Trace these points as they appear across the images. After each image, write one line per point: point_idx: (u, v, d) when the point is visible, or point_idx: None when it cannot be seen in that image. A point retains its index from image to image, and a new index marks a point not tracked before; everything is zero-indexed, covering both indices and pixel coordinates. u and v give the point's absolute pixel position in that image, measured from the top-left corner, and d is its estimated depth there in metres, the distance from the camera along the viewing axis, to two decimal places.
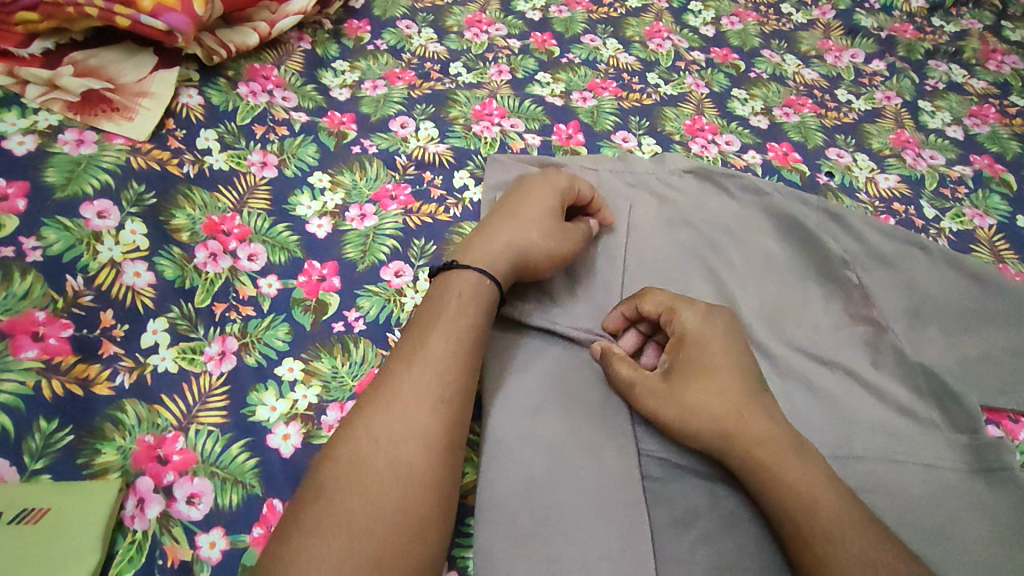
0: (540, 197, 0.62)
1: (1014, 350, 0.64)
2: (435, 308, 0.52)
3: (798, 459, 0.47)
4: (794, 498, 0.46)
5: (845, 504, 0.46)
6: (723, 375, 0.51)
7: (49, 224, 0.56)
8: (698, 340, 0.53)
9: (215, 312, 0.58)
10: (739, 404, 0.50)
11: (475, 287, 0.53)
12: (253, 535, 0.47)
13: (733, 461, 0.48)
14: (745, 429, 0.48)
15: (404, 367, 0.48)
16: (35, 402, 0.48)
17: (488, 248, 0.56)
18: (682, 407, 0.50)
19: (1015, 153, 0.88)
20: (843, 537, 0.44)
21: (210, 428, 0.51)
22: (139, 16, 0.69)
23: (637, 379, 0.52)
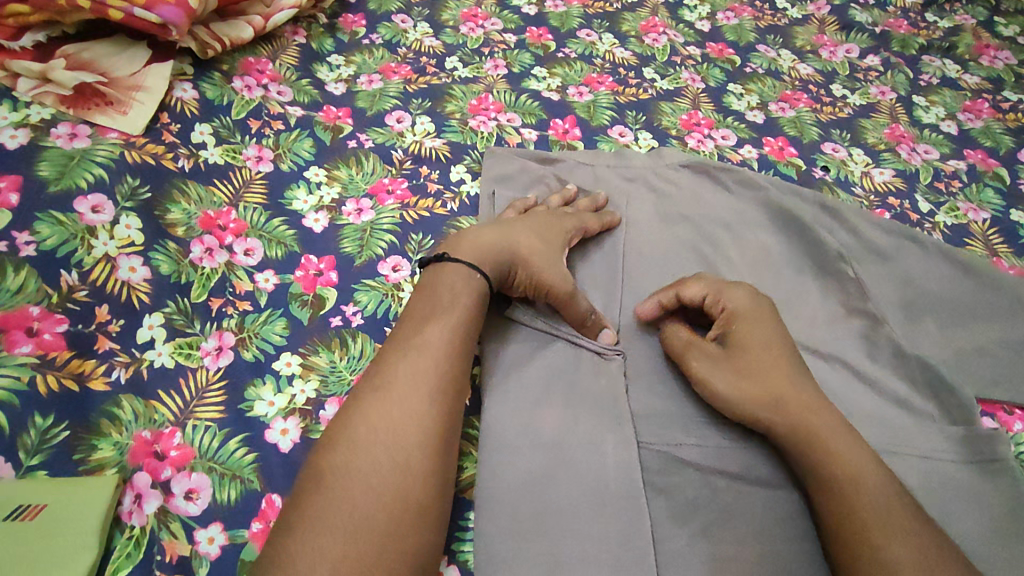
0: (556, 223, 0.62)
1: (1008, 342, 0.65)
2: (428, 300, 0.53)
3: (847, 438, 0.49)
4: (843, 478, 0.46)
5: (890, 488, 0.46)
6: (774, 352, 0.53)
7: (43, 219, 0.56)
8: (755, 318, 0.55)
9: (211, 308, 0.57)
10: (790, 378, 0.52)
11: (465, 280, 0.53)
12: (252, 530, 0.47)
13: (783, 434, 0.50)
14: (794, 402, 0.50)
15: (398, 357, 0.48)
16: (29, 397, 0.47)
17: (488, 243, 0.56)
18: (735, 372, 0.52)
19: (1008, 147, 0.89)
20: (887, 508, 0.45)
21: (207, 424, 0.51)
22: (133, 9, 0.68)
23: (695, 343, 0.55)
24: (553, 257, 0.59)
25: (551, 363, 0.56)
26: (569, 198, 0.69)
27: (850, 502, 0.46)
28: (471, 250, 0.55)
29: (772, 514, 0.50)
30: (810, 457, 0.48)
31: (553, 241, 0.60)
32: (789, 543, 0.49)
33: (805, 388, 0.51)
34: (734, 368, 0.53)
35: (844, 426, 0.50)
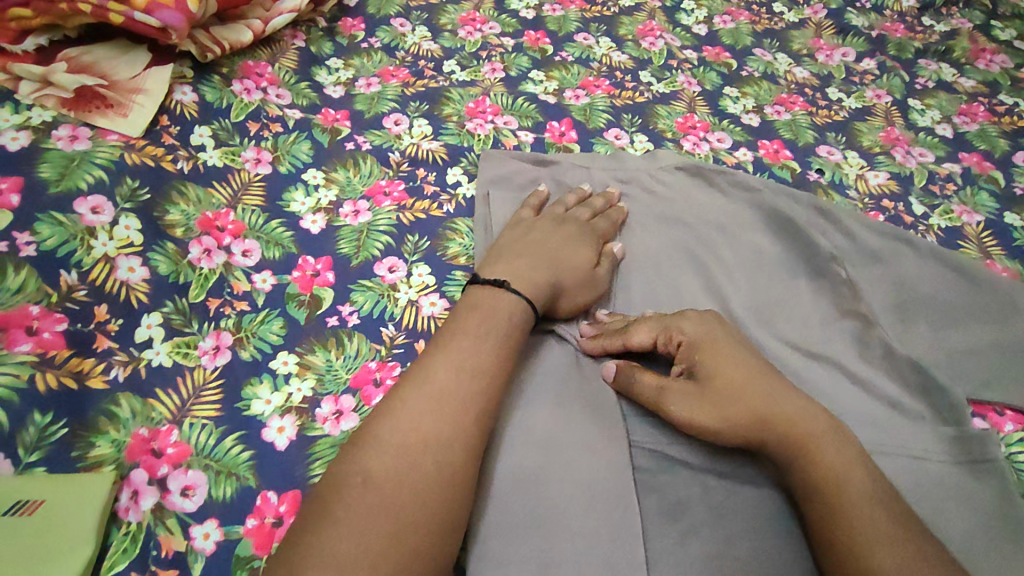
0: (579, 238, 0.63)
1: (1000, 343, 0.65)
2: (483, 314, 0.52)
3: (833, 441, 0.49)
4: (824, 477, 0.47)
5: (874, 488, 0.47)
6: (741, 370, 0.52)
7: (44, 220, 0.56)
8: (708, 339, 0.55)
9: (209, 307, 0.58)
10: (764, 388, 0.51)
11: (522, 313, 0.54)
12: (247, 526, 0.48)
13: (772, 449, 0.50)
14: (778, 414, 0.50)
15: (451, 365, 0.48)
16: (29, 395, 0.48)
17: (535, 278, 0.56)
18: (709, 405, 0.51)
19: (1003, 150, 0.89)
20: (867, 507, 0.45)
21: (204, 421, 0.52)
22: (133, 13, 0.69)
23: (665, 386, 0.53)
24: (589, 282, 0.61)
25: (568, 372, 0.56)
26: (582, 197, 0.70)
27: (836, 508, 0.46)
28: (525, 286, 0.55)
29: (761, 514, 0.51)
30: (798, 465, 0.49)
31: (585, 263, 0.61)
32: (778, 542, 0.49)
33: (781, 395, 0.51)
34: (708, 399, 0.51)
35: (836, 430, 0.50)
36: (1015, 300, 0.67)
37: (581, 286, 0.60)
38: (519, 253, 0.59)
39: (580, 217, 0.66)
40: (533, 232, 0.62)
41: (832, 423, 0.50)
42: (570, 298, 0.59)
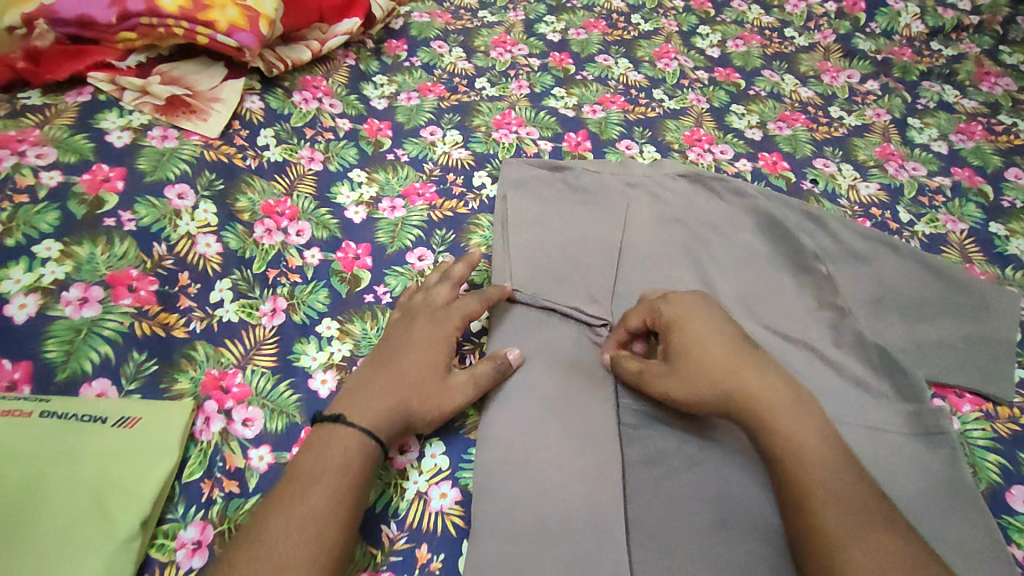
0: (429, 342, 0.61)
1: (969, 337, 0.70)
2: (319, 459, 0.52)
3: (787, 410, 0.54)
4: (775, 442, 0.53)
5: (825, 451, 0.52)
6: (705, 348, 0.58)
7: (141, 202, 0.69)
8: (684, 319, 0.60)
9: (268, 277, 0.69)
10: (727, 364, 0.56)
11: (358, 445, 0.54)
12: (292, 453, 0.58)
13: (736, 416, 0.56)
14: (737, 388, 0.56)
15: (284, 520, 0.48)
16: (130, 338, 0.61)
17: (373, 405, 0.56)
18: (683, 381, 0.57)
19: (996, 166, 0.94)
20: (817, 466, 0.51)
21: (263, 369, 0.63)
22: (216, 35, 0.80)
23: (644, 369, 0.60)
24: (439, 388, 0.59)
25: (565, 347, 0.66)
26: (446, 271, 0.69)
27: (789, 475, 0.51)
28: (362, 415, 0.55)
29: (729, 466, 0.58)
30: (755, 431, 0.54)
31: (434, 369, 0.60)
32: (743, 489, 0.57)
33: (748, 372, 0.56)
34: (680, 376, 0.57)
35: (797, 403, 0.55)
36: (985, 299, 0.74)
37: (431, 398, 0.58)
38: (366, 378, 0.59)
39: (434, 303, 0.65)
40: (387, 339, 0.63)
41: (789, 395, 0.55)
42: (422, 413, 0.57)
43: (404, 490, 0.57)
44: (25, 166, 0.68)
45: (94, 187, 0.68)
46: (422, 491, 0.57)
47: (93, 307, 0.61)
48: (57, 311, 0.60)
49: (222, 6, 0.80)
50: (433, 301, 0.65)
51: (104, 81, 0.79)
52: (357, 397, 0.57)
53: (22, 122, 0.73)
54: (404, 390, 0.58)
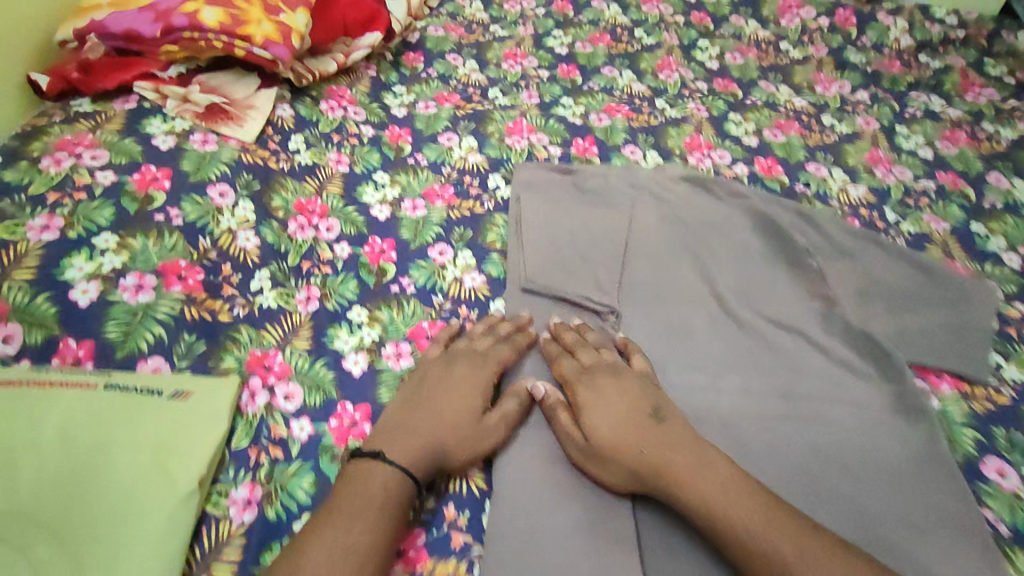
0: (466, 387, 0.64)
1: (948, 325, 0.76)
2: (359, 493, 0.55)
3: (702, 476, 0.56)
4: (702, 516, 0.55)
5: (752, 510, 0.54)
6: (615, 427, 0.60)
7: (187, 200, 0.75)
8: (597, 393, 0.63)
9: (303, 269, 0.76)
10: (637, 441, 0.59)
11: (397, 482, 0.56)
12: (330, 425, 0.64)
13: (660, 495, 0.57)
14: (652, 464, 0.58)
15: (325, 552, 0.50)
16: (180, 321, 0.67)
17: (411, 444, 0.59)
18: (597, 461, 0.59)
19: (978, 171, 1.00)
20: (750, 526, 0.53)
21: (302, 351, 0.69)
22: (252, 48, 0.86)
23: (568, 439, 0.62)
24: (473, 432, 0.61)
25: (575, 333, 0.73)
26: (489, 321, 0.72)
27: (730, 540, 0.53)
28: (401, 452, 0.58)
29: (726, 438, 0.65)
30: (682, 504, 0.56)
31: (471, 413, 0.62)
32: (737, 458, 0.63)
33: (646, 444, 0.59)
34: (592, 454, 0.60)
35: (702, 463, 0.57)
36: (964, 291, 0.79)
37: (466, 440, 0.61)
38: (403, 418, 0.62)
39: (475, 350, 0.68)
40: (424, 381, 0.65)
41: (698, 461, 0.57)
42: (456, 454, 0.60)
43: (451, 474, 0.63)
44: (81, 167, 0.74)
45: (144, 186, 0.75)
46: (466, 476, 0.63)
47: (148, 293, 0.67)
48: (115, 296, 0.66)
49: (258, 21, 0.87)
50: (473, 347, 0.68)
51: (149, 89, 0.85)
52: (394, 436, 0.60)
53: (76, 127, 0.79)
54: (441, 431, 0.60)
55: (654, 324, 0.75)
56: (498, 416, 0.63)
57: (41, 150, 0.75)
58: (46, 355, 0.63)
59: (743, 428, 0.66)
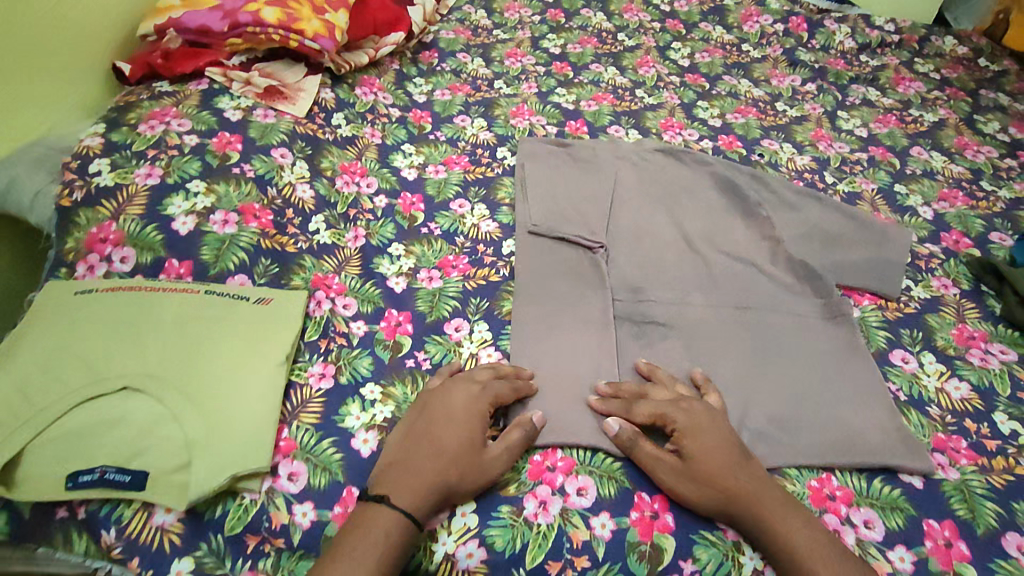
0: (464, 422, 0.65)
1: (872, 257, 0.94)
2: (365, 541, 0.57)
3: (782, 509, 0.63)
4: (776, 539, 0.61)
5: (820, 545, 0.60)
6: (716, 454, 0.65)
7: (257, 159, 0.93)
8: (698, 424, 0.67)
9: (350, 215, 0.94)
10: (731, 467, 0.64)
11: (401, 528, 0.58)
12: (381, 325, 0.81)
13: (741, 517, 0.63)
14: (742, 492, 0.63)
15: None
16: (257, 249, 0.84)
17: (416, 485, 0.61)
18: (692, 482, 0.64)
19: (903, 146, 1.20)
20: (820, 558, 0.59)
21: (354, 275, 0.87)
22: (304, 41, 1.05)
23: (661, 459, 0.66)
24: (473, 467, 0.63)
25: (573, 261, 0.90)
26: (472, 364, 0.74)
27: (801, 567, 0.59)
28: (406, 493, 0.60)
29: (694, 335, 0.82)
30: (759, 528, 0.62)
31: (469, 448, 0.64)
32: (703, 348, 0.81)
33: (744, 474, 0.64)
34: (689, 476, 0.64)
35: (785, 503, 0.63)
36: (885, 233, 0.98)
37: (467, 473, 0.63)
38: (405, 458, 0.63)
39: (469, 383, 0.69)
40: (422, 419, 0.66)
41: (779, 495, 0.64)
42: (459, 488, 0.62)
43: (462, 353, 0.80)
44: (171, 131, 0.92)
45: (222, 147, 0.92)
46: (474, 353, 0.80)
47: (232, 226, 0.85)
48: (208, 228, 0.84)
49: (308, 20, 1.05)
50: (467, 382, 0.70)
51: (217, 74, 1.03)
52: (401, 477, 0.62)
53: (161, 102, 0.96)
54: (443, 469, 0.62)
55: (636, 257, 0.92)
56: (496, 448, 0.65)
57: (137, 119, 0.93)
58: (155, 272, 0.81)
59: (706, 328, 0.83)
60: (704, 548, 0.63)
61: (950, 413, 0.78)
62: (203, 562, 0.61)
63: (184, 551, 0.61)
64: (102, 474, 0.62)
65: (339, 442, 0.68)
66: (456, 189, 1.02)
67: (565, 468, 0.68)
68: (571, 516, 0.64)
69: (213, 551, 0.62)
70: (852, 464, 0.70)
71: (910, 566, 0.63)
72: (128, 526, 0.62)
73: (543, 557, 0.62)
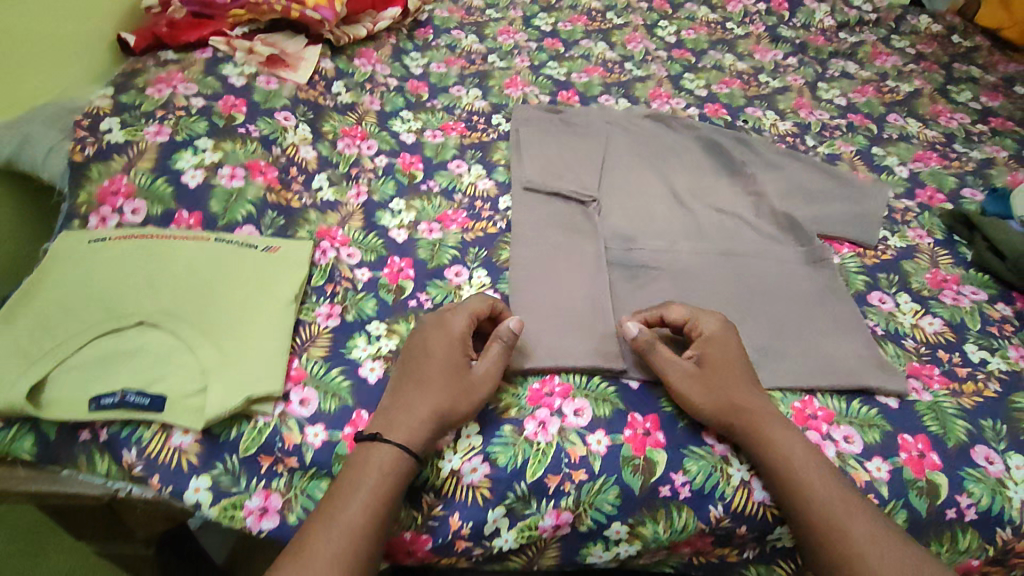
0: (442, 357, 0.67)
1: (852, 210, 0.99)
2: (357, 474, 0.59)
3: (778, 427, 0.66)
4: (769, 451, 0.65)
5: (810, 463, 0.64)
6: (732, 369, 0.70)
7: (262, 121, 0.96)
8: (721, 340, 0.72)
9: (352, 174, 0.98)
10: (743, 383, 0.70)
11: (393, 460, 0.60)
12: (384, 272, 0.85)
13: (738, 427, 0.67)
14: (747, 406, 0.68)
15: (323, 529, 0.56)
16: (263, 203, 0.87)
17: (406, 420, 0.63)
18: (704, 387, 0.68)
19: (881, 113, 1.26)
20: (808, 474, 0.63)
21: (356, 228, 0.90)
22: (305, 11, 1.09)
23: (676, 362, 0.70)
24: (459, 392, 0.65)
25: (567, 214, 0.94)
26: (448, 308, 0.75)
27: (791, 478, 0.63)
28: (398, 429, 0.62)
29: (684, 278, 0.87)
30: (754, 440, 0.66)
31: (452, 378, 0.66)
32: (692, 290, 0.85)
33: (750, 392, 0.69)
34: (702, 382, 0.69)
35: (780, 423, 0.67)
36: (865, 188, 1.02)
37: (456, 400, 0.65)
38: (396, 397, 0.66)
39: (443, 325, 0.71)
40: (407, 362, 0.69)
41: (775, 415, 0.68)
42: (452, 416, 0.64)
43: (461, 295, 0.83)
44: (178, 94, 0.95)
45: (227, 110, 0.95)
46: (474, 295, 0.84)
47: (239, 180, 0.88)
48: (216, 182, 0.87)
49: None
50: (441, 321, 0.71)
51: (221, 43, 1.06)
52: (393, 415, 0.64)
53: (168, 69, 1.00)
54: (430, 400, 0.64)
55: (627, 211, 0.97)
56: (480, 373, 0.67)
57: (145, 83, 0.96)
58: (165, 222, 0.83)
59: (694, 272, 0.87)
60: (694, 461, 0.68)
61: (924, 345, 0.82)
62: (220, 480, 0.64)
63: (202, 469, 0.64)
64: (123, 397, 0.65)
65: (348, 371, 0.72)
66: (453, 152, 1.05)
67: (562, 393, 0.72)
68: (568, 434, 0.68)
69: (229, 470, 0.65)
70: (831, 387, 0.75)
71: (886, 474, 0.68)
72: (149, 446, 0.65)
73: (543, 472, 0.65)
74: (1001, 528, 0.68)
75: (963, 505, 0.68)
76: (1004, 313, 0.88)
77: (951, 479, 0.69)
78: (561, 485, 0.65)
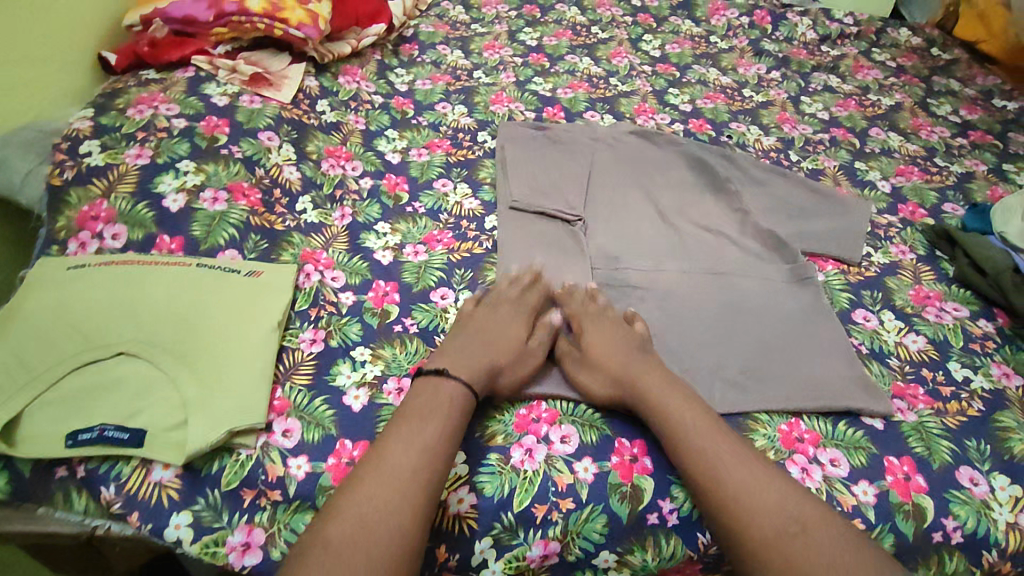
0: (508, 323, 0.76)
1: (836, 226, 1.00)
2: (427, 402, 0.65)
3: (664, 388, 0.69)
4: (654, 413, 0.67)
5: (703, 419, 0.66)
6: (608, 343, 0.75)
7: (245, 141, 0.95)
8: (594, 325, 0.77)
9: (336, 196, 0.97)
10: (622, 353, 0.73)
11: (460, 396, 0.66)
12: (369, 296, 0.84)
13: (626, 397, 0.70)
14: (625, 373, 0.71)
15: (393, 443, 0.60)
16: (246, 227, 0.86)
17: (472, 364, 0.69)
18: (585, 366, 0.74)
19: (863, 127, 1.27)
20: (697, 429, 0.65)
21: (341, 251, 0.90)
22: (288, 29, 1.08)
23: (564, 352, 0.76)
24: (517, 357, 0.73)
25: (553, 235, 0.94)
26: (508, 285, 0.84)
27: (675, 434, 0.65)
28: (461, 369, 0.68)
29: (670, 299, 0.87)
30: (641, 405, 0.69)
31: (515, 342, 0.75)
32: (678, 310, 0.85)
33: (634, 361, 0.72)
34: (584, 362, 0.74)
35: (668, 385, 0.69)
36: (848, 205, 1.03)
37: (513, 362, 0.72)
38: (457, 350, 0.72)
39: (511, 296, 0.81)
40: (469, 326, 0.77)
41: (664, 378, 0.70)
42: (505, 375, 0.71)
43: (446, 317, 0.83)
44: (160, 115, 0.94)
45: (210, 130, 0.94)
46: None
47: (222, 204, 0.87)
48: (198, 205, 0.86)
49: (292, 10, 1.09)
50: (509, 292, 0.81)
51: (203, 61, 1.05)
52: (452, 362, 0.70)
53: (149, 88, 0.98)
54: (492, 355, 0.71)
55: (613, 230, 0.97)
56: (535, 344, 0.76)
57: (126, 104, 0.95)
58: (147, 247, 0.82)
59: (680, 291, 0.88)
60: (681, 488, 0.67)
61: (908, 363, 0.83)
62: (202, 516, 0.63)
63: (183, 505, 0.63)
64: (101, 432, 0.64)
65: (332, 400, 0.72)
66: (439, 170, 1.05)
67: (549, 419, 0.71)
68: (555, 462, 0.68)
69: (211, 506, 0.64)
70: (817, 408, 0.75)
71: (872, 498, 0.69)
72: (127, 482, 0.64)
73: (530, 501, 0.65)
74: (987, 550, 0.69)
75: (949, 527, 0.68)
76: (986, 329, 0.89)
77: (937, 501, 0.69)
78: (548, 514, 0.65)
